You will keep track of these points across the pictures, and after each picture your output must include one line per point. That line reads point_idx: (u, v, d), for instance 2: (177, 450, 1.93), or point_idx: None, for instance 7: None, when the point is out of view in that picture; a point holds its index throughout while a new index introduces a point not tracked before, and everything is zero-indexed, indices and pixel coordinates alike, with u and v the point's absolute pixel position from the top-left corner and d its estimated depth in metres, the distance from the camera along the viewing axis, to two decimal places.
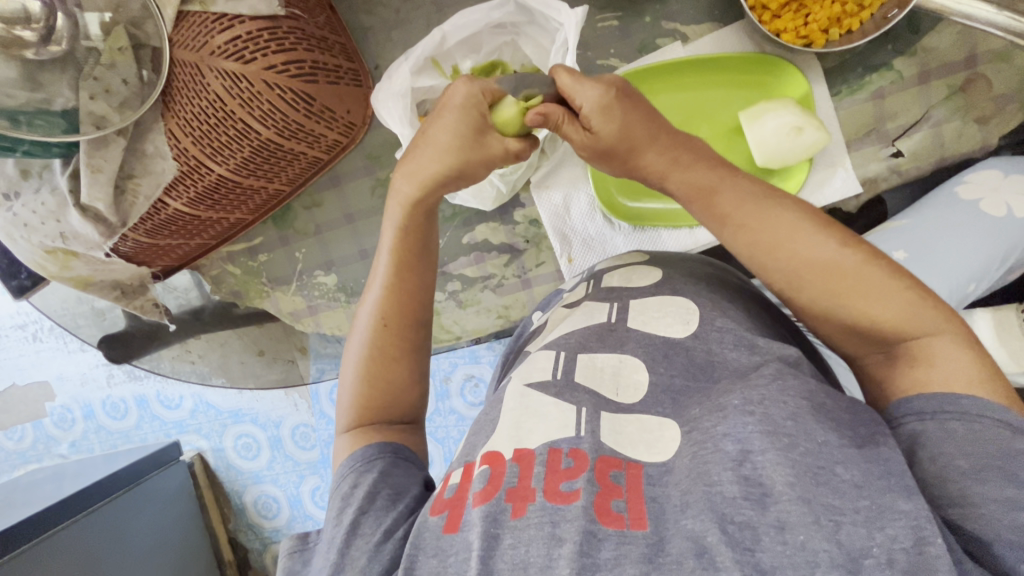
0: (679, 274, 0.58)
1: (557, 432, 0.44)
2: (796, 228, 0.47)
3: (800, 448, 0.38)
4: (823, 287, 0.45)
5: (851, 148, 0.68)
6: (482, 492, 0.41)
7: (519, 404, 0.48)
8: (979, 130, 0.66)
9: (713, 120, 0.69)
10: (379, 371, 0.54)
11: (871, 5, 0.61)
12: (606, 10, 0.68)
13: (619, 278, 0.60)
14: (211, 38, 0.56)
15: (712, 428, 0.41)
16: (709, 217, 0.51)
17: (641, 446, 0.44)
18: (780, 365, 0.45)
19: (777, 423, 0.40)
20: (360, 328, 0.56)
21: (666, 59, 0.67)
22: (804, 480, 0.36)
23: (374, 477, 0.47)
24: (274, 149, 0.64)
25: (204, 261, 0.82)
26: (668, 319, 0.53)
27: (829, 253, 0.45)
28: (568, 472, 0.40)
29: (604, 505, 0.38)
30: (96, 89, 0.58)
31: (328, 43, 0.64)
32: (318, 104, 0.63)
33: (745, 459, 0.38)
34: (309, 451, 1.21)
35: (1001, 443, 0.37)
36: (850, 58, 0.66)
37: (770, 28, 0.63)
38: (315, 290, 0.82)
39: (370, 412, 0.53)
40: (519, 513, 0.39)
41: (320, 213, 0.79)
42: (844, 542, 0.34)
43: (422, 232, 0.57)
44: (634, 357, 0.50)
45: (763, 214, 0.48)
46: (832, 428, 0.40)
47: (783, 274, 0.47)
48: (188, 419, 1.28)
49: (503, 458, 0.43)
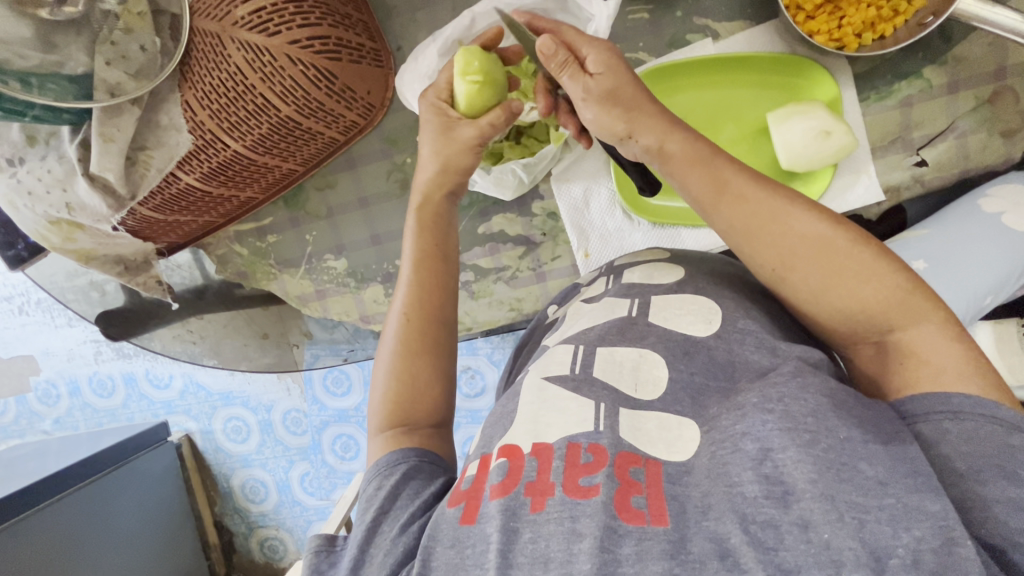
0: (701, 273, 0.57)
1: (575, 427, 0.43)
2: (789, 206, 0.46)
3: (822, 444, 0.37)
4: (816, 271, 0.45)
5: (876, 155, 0.67)
6: (500, 485, 0.40)
7: (536, 397, 0.47)
8: (1004, 143, 0.66)
9: (740, 119, 0.68)
10: (402, 365, 0.53)
11: (907, 10, 0.60)
12: (637, 2, 0.67)
13: (640, 275, 0.59)
14: (234, 8, 0.55)
15: (732, 427, 0.41)
16: (704, 190, 0.48)
17: (660, 444, 0.43)
18: (800, 364, 0.44)
19: (796, 420, 0.39)
20: (389, 326, 0.56)
21: (693, 56, 0.66)
22: (827, 477, 0.35)
23: (397, 479, 0.46)
24: (293, 127, 0.62)
25: (209, 239, 0.80)
26: (690, 317, 0.52)
27: (821, 232, 0.45)
28: (588, 467, 0.40)
29: (624, 502, 0.37)
30: (113, 55, 0.56)
31: (352, 21, 0.62)
32: (340, 83, 0.61)
33: (765, 457, 0.37)
34: (300, 437, 1.20)
35: (995, 440, 0.37)
36: (881, 64, 0.66)
37: (804, 29, 0.62)
38: (323, 274, 0.80)
39: (401, 414, 0.52)
40: (538, 507, 0.38)
41: (332, 195, 0.77)
42: (868, 541, 0.33)
43: (438, 232, 0.59)
44: (654, 352, 0.49)
45: (752, 192, 0.47)
46: (855, 424, 0.38)
47: (776, 253, 0.46)
48: (177, 400, 1.26)
49: (521, 452, 0.42)
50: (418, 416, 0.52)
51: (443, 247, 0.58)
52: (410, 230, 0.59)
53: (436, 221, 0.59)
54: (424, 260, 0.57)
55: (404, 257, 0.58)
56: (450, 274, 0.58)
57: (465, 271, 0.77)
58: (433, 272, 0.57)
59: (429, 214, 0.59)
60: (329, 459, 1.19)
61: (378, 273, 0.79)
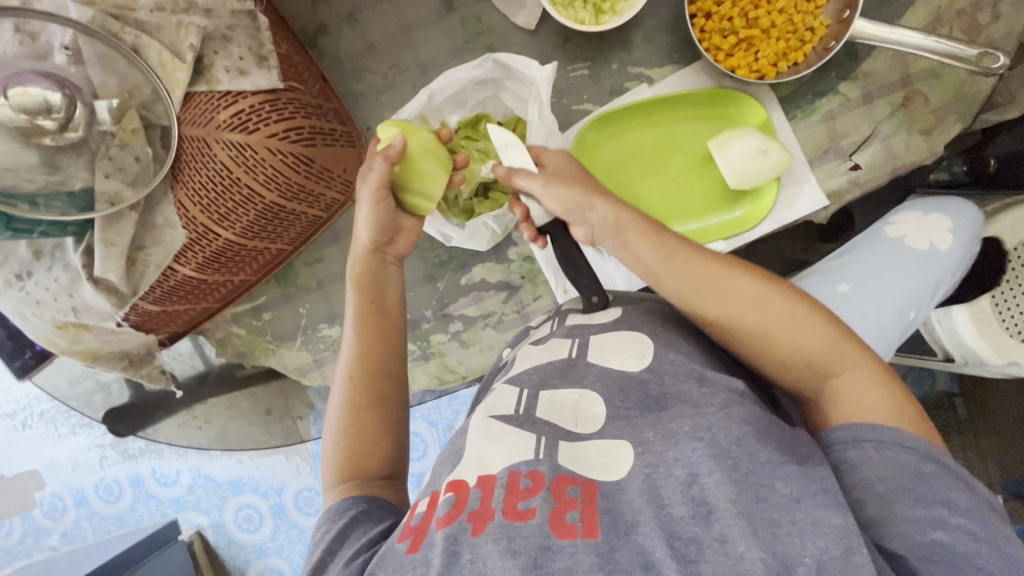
0: (637, 311, 0.61)
1: (518, 456, 0.46)
2: (726, 270, 0.54)
3: (744, 468, 0.42)
4: (757, 321, 0.52)
5: (813, 165, 0.73)
6: (445, 517, 0.43)
7: (483, 433, 0.49)
8: (924, 140, 0.71)
9: (685, 150, 0.75)
10: (349, 422, 0.57)
11: (811, 39, 0.69)
12: (576, 61, 0.74)
13: (581, 314, 0.63)
14: (216, 114, 0.61)
15: (665, 453, 0.45)
16: (654, 254, 0.55)
17: (598, 466, 0.46)
18: (730, 395, 0.49)
19: (722, 446, 0.43)
20: (336, 386, 0.59)
21: (635, 101, 0.73)
22: (745, 497, 0.41)
23: (344, 523, 0.50)
24: (278, 210, 0.68)
25: (208, 325, 0.83)
26: (623, 353, 0.55)
27: (753, 291, 0.53)
28: (527, 491, 0.43)
29: (559, 520, 0.41)
30: (111, 168, 0.62)
31: (322, 109, 0.69)
32: (317, 165, 0.68)
33: (693, 481, 0.42)
34: (314, 516, 1.22)
35: (912, 466, 0.44)
36: (800, 87, 0.73)
37: (726, 65, 0.70)
38: (319, 343, 0.83)
39: (353, 468, 0.55)
40: (478, 531, 0.41)
41: (321, 267, 0.82)
42: (779, 551, 0.38)
43: (374, 288, 0.61)
44: (594, 391, 0.52)
45: (693, 254, 0.56)
46: (774, 447, 0.44)
47: (722, 311, 0.53)
48: (186, 495, 1.26)
49: (467, 485, 0.45)
50: (369, 469, 0.56)
51: (380, 304, 0.61)
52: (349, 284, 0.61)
53: (377, 278, 0.62)
54: (368, 316, 0.60)
55: (348, 317, 0.61)
56: (392, 328, 0.61)
57: (454, 321, 0.80)
58: (375, 328, 0.60)
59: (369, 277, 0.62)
60: None
61: None
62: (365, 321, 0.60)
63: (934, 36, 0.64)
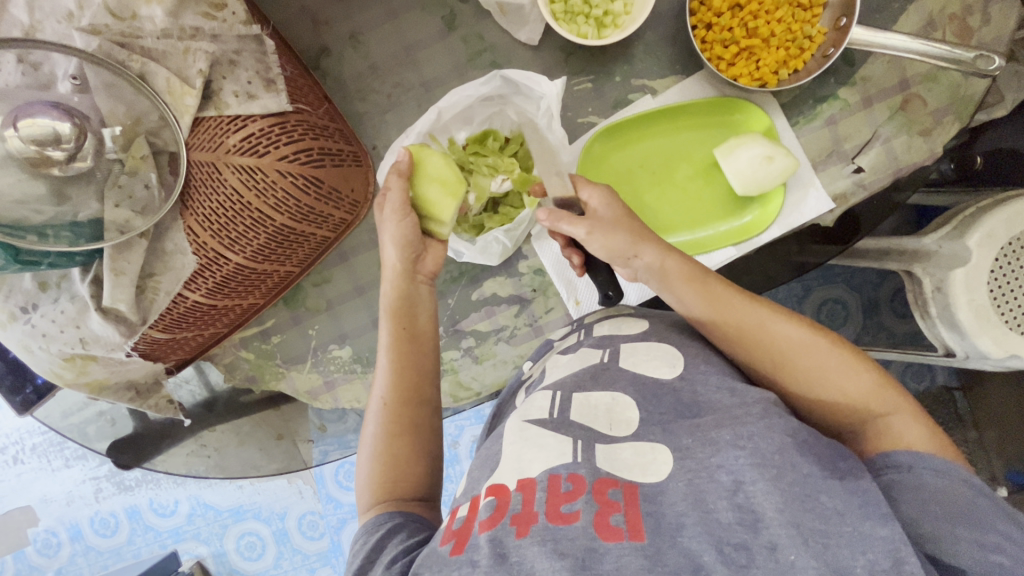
0: (662, 324, 0.65)
1: (556, 459, 0.49)
2: (771, 314, 0.58)
3: (788, 478, 0.44)
4: (804, 363, 0.56)
5: (817, 169, 0.74)
6: (488, 520, 0.45)
7: (519, 438, 0.52)
8: (925, 141, 0.72)
9: (691, 159, 0.76)
10: (384, 447, 0.58)
11: (810, 47, 0.70)
12: (579, 74, 0.75)
13: (610, 326, 0.65)
14: (226, 138, 0.61)
15: (707, 459, 0.47)
16: (700, 297, 0.60)
17: (636, 469, 0.49)
18: (768, 405, 0.51)
19: (765, 456, 0.45)
20: (371, 410, 0.61)
21: (639, 112, 0.74)
22: (792, 506, 0.43)
23: (382, 534, 0.52)
24: (288, 233, 0.67)
25: (216, 350, 0.82)
26: (656, 362, 0.59)
27: (799, 335, 0.57)
28: (568, 494, 0.45)
29: (604, 522, 0.44)
30: (121, 197, 0.61)
31: (330, 131, 0.69)
32: (326, 186, 0.67)
33: (739, 488, 0.44)
34: (318, 540, 1.27)
35: (963, 496, 0.46)
36: (801, 93, 0.74)
37: (729, 74, 0.71)
38: (330, 364, 0.82)
39: (392, 489, 0.57)
40: (522, 533, 0.43)
41: (330, 288, 0.81)
42: (830, 561, 0.40)
43: (409, 314, 0.64)
44: (626, 395, 0.56)
45: (739, 298, 0.59)
46: (814, 461, 0.46)
47: (771, 353, 0.57)
48: (185, 525, 1.28)
49: (507, 490, 0.47)
50: (407, 492, 0.57)
51: (415, 330, 0.64)
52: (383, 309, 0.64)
53: (410, 304, 0.64)
54: (405, 339, 0.63)
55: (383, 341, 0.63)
56: (426, 352, 0.64)
57: (467, 337, 0.79)
58: (411, 353, 0.62)
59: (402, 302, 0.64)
60: None
61: None
62: (400, 343, 0.63)
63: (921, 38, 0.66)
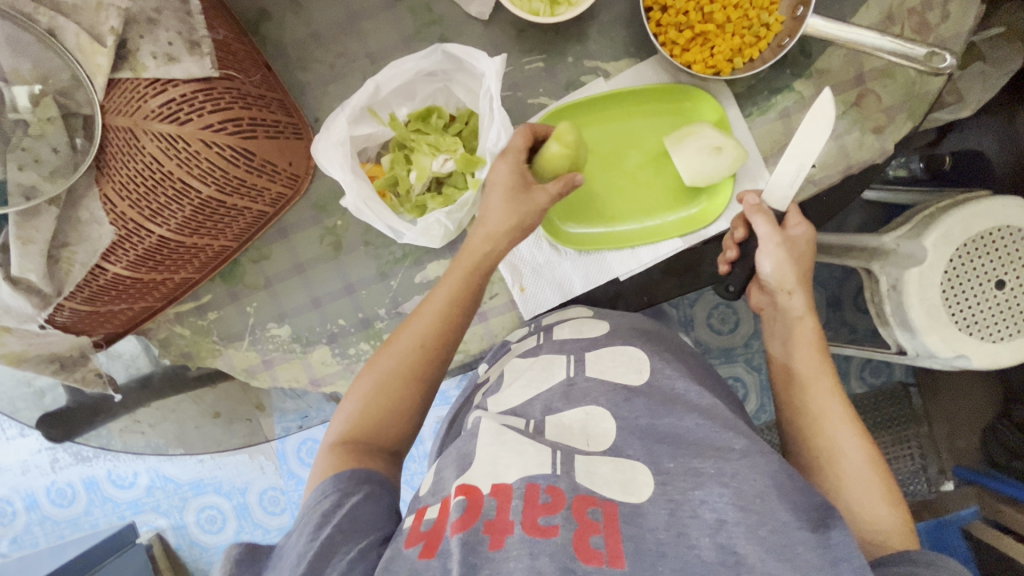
0: (622, 328, 0.71)
1: (534, 468, 0.52)
2: (854, 420, 0.65)
3: (767, 525, 0.48)
4: (858, 461, 0.62)
5: (768, 162, 0.73)
6: (459, 521, 0.48)
7: (495, 440, 0.55)
8: (877, 139, 0.71)
9: (642, 146, 0.75)
10: (393, 387, 0.62)
11: (766, 35, 0.68)
12: (531, 53, 0.72)
13: (571, 329, 0.70)
14: (145, 102, 0.57)
15: (690, 492, 0.51)
16: (805, 369, 0.70)
17: (615, 486, 0.52)
18: (749, 443, 0.55)
19: (747, 499, 0.50)
20: (399, 342, 0.64)
21: (590, 95, 0.72)
22: (771, 556, 0.47)
23: (358, 499, 0.54)
24: (217, 206, 0.65)
25: (150, 325, 0.79)
26: (623, 368, 0.65)
27: (863, 446, 0.63)
28: (546, 506, 0.48)
29: (582, 543, 0.46)
30: (25, 160, 0.58)
31: (265, 100, 0.67)
32: (258, 158, 0.65)
33: (721, 527, 0.48)
34: (279, 516, 1.35)
35: None
36: (756, 83, 0.73)
37: (681, 60, 0.69)
38: (268, 343, 0.80)
39: (374, 425, 0.61)
40: (497, 544, 0.46)
41: (268, 265, 0.78)
42: None
43: (474, 294, 0.65)
44: (599, 407, 0.60)
45: (829, 391, 0.67)
46: (790, 508, 0.50)
47: (833, 442, 0.64)
48: (143, 497, 1.40)
49: (480, 491, 0.50)
50: (383, 434, 0.62)
51: (471, 308, 0.65)
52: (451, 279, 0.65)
53: (473, 289, 0.65)
54: (453, 311, 0.64)
55: (439, 294, 0.65)
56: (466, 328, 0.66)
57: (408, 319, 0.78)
58: (458, 326, 0.65)
59: (467, 281, 0.65)
60: None
61: (323, 334, 0.79)
62: (452, 315, 0.65)
63: (891, 36, 0.65)
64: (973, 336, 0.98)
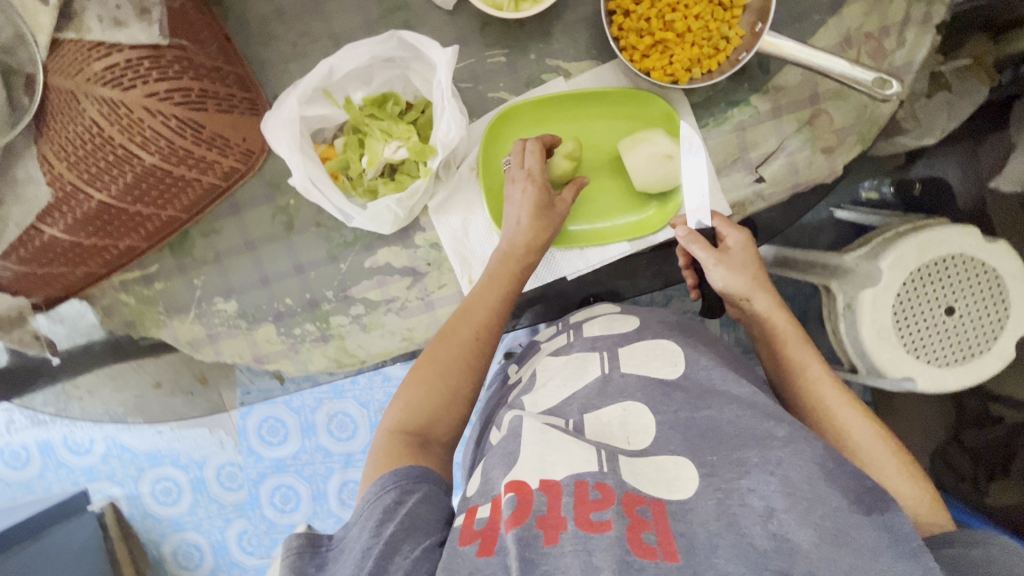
0: (651, 320, 0.71)
1: (581, 465, 0.50)
2: (847, 400, 0.63)
3: (820, 512, 0.47)
4: (867, 446, 0.60)
5: (720, 174, 0.74)
6: (512, 518, 0.46)
7: (539, 438, 0.54)
8: (826, 159, 0.72)
9: (596, 148, 0.77)
10: (454, 376, 0.63)
11: (725, 48, 0.69)
12: (493, 47, 0.72)
13: (601, 325, 0.71)
14: (88, 65, 0.57)
15: (737, 482, 0.49)
16: (791, 359, 0.66)
17: (662, 485, 0.51)
18: (792, 429, 0.54)
19: (796, 486, 0.48)
20: (451, 327, 0.66)
21: (548, 93, 0.73)
22: (826, 542, 0.45)
23: (417, 498, 0.52)
24: (162, 176, 0.64)
25: (94, 291, 0.78)
26: (658, 362, 0.64)
27: (865, 426, 0.61)
28: (597, 503, 0.46)
29: (637, 539, 0.44)
30: None
31: (221, 73, 0.66)
32: (207, 131, 0.65)
33: (772, 516, 0.47)
34: (235, 492, 1.36)
35: None
36: (714, 95, 0.73)
37: (640, 66, 0.70)
38: (214, 317, 0.79)
39: (427, 420, 0.61)
40: (551, 540, 0.44)
41: (219, 239, 0.77)
42: None
43: (525, 270, 0.70)
44: (636, 403, 0.59)
45: (824, 375, 0.64)
46: (839, 493, 0.50)
47: (834, 430, 0.62)
48: (99, 466, 1.38)
49: (529, 487, 0.48)
50: (439, 427, 0.61)
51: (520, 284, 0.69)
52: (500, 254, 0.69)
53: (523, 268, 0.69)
54: (507, 285, 0.68)
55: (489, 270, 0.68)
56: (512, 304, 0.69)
57: (356, 304, 0.77)
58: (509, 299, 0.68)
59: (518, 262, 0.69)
60: (268, 513, 1.36)
61: (270, 313, 0.79)
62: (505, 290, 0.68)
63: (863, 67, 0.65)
64: (918, 359, 1.00)
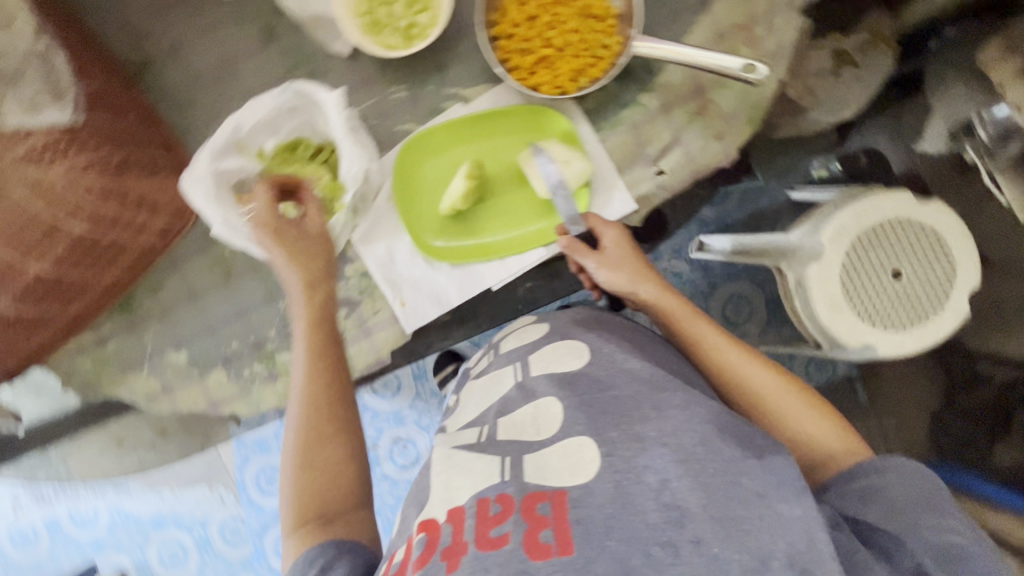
0: (561, 320, 0.75)
1: (484, 483, 0.53)
2: (744, 364, 0.72)
3: (710, 469, 0.52)
4: (771, 405, 0.70)
5: (623, 172, 0.78)
6: (419, 558, 0.50)
7: (445, 465, 0.57)
8: (718, 144, 0.74)
9: (500, 164, 0.81)
10: (319, 452, 0.66)
11: (605, 55, 0.74)
12: (394, 83, 0.77)
13: (514, 340, 0.76)
14: None
15: (634, 459, 0.53)
16: (691, 340, 0.75)
17: (565, 473, 0.54)
18: (687, 395, 0.59)
19: (688, 450, 0.53)
20: (297, 403, 0.68)
21: (449, 119, 0.78)
22: (712, 501, 0.49)
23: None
24: (96, 240, 0.70)
25: (53, 357, 0.82)
26: (566, 358, 0.67)
27: (763, 382, 0.71)
28: (496, 517, 0.50)
29: (534, 542, 0.48)
30: None
31: (145, 140, 0.73)
32: (133, 194, 0.71)
33: (665, 487, 0.51)
34: (240, 547, 1.37)
35: (922, 488, 0.60)
36: (606, 99, 0.78)
37: (529, 83, 0.75)
38: (166, 369, 0.82)
39: (314, 505, 0.64)
40: (453, 568, 0.48)
41: (164, 294, 0.82)
42: (752, 549, 0.47)
43: (322, 325, 0.71)
44: (547, 398, 0.62)
45: (720, 347, 0.73)
46: (736, 445, 0.54)
47: (742, 397, 0.71)
48: (105, 536, 1.41)
49: (436, 523, 0.52)
50: (326, 503, 0.64)
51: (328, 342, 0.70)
52: (299, 324, 0.70)
53: (321, 328, 0.71)
54: (321, 349, 0.69)
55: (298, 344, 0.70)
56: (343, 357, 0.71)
57: None
58: (327, 357, 0.69)
59: (309, 327, 0.70)
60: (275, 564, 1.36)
61: (218, 358, 0.82)
62: (314, 352, 0.69)
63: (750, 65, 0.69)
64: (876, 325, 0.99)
